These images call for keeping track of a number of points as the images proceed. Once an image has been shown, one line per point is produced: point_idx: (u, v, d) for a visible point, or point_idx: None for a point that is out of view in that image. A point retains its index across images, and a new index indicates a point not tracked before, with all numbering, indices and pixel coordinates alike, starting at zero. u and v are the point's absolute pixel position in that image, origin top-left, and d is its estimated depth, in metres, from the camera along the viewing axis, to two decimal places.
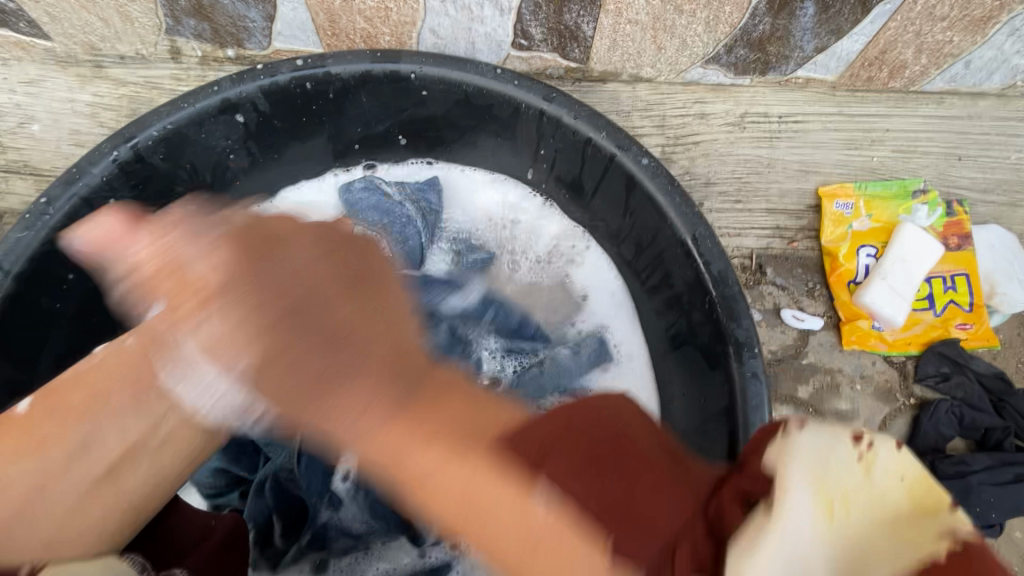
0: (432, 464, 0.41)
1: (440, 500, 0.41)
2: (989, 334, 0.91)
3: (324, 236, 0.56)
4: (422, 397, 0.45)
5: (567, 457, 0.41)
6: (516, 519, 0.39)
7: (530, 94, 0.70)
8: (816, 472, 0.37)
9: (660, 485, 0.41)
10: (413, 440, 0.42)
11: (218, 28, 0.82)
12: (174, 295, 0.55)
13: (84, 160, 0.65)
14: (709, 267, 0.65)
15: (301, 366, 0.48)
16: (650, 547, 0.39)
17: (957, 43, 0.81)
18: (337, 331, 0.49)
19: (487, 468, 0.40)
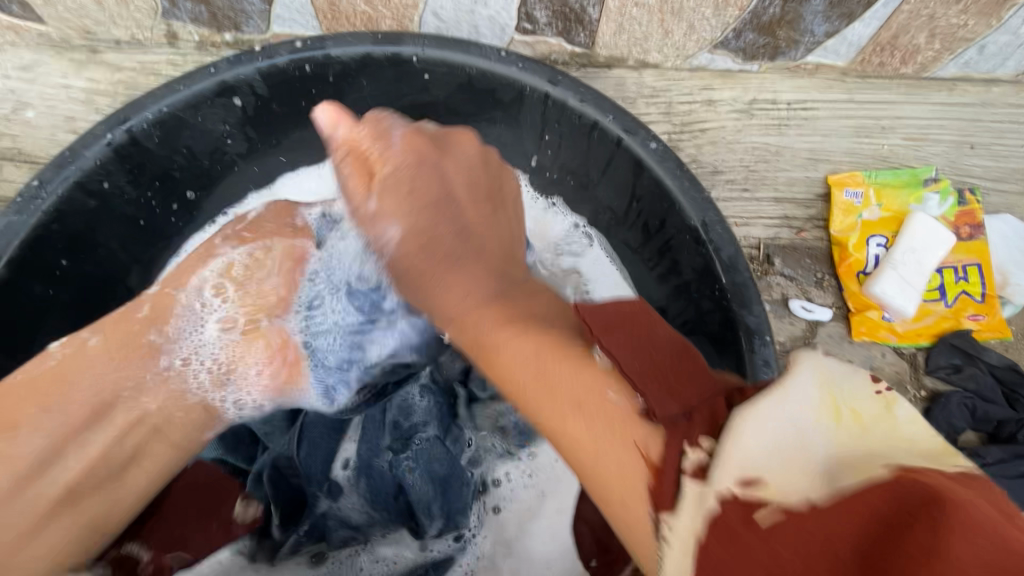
0: (512, 332, 0.47)
1: (522, 349, 0.45)
2: (1002, 325, 0.90)
3: (432, 167, 0.57)
4: (519, 295, 0.52)
5: (625, 343, 0.45)
6: (576, 379, 0.42)
7: (535, 76, 0.69)
8: (835, 386, 0.35)
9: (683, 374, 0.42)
10: (501, 318, 0.49)
11: (215, 11, 0.80)
12: (348, 173, 0.58)
13: (77, 143, 0.63)
14: (720, 253, 0.63)
15: (437, 228, 0.56)
16: (668, 406, 0.39)
17: (972, 27, 0.79)
18: (467, 233, 0.56)
19: (558, 346, 0.45)
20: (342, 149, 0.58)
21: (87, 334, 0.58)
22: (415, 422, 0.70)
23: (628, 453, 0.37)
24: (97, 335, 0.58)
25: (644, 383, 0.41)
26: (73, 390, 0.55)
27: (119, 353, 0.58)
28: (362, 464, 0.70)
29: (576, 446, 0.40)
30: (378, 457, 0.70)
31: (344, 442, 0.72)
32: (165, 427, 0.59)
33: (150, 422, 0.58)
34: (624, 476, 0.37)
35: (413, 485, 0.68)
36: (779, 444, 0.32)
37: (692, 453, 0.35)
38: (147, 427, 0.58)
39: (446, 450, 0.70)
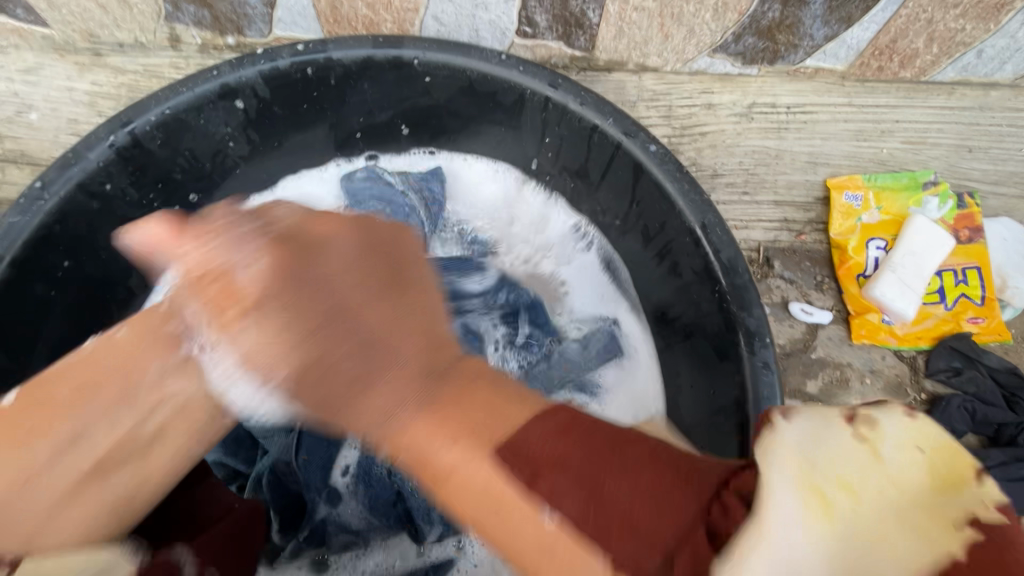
0: (445, 468, 0.38)
1: (459, 496, 0.38)
2: (1001, 328, 0.90)
3: (360, 237, 0.51)
4: (441, 407, 0.40)
5: (576, 456, 0.37)
6: (524, 518, 0.36)
7: (535, 80, 0.69)
8: (813, 458, 0.33)
9: (661, 500, 0.35)
10: (437, 439, 0.39)
11: (218, 14, 0.81)
12: (209, 294, 0.48)
13: (80, 145, 0.63)
14: (719, 255, 0.63)
15: (325, 338, 0.44)
16: (642, 555, 0.34)
17: (970, 31, 0.79)
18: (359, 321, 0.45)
19: (498, 472, 0.37)
20: (192, 274, 0.50)
21: (117, 326, 0.57)
22: None
23: None
24: (125, 327, 0.57)
25: (619, 505, 0.35)
26: (103, 370, 0.54)
27: (145, 342, 0.56)
28: (361, 470, 0.70)
29: None
30: (377, 464, 0.69)
31: (344, 449, 0.70)
32: (188, 407, 0.56)
33: (174, 403, 0.56)
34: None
35: (411, 491, 0.68)
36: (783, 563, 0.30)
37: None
38: (166, 412, 0.55)
39: None
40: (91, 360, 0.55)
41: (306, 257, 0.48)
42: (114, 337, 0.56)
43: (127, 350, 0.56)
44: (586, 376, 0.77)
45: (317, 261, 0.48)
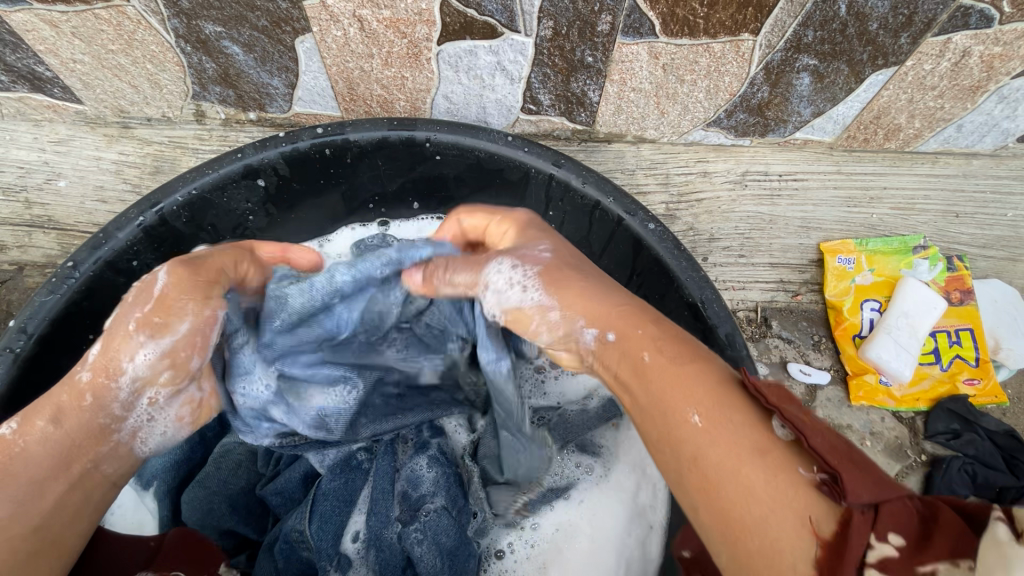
0: (685, 359, 0.43)
1: (683, 389, 0.41)
2: (997, 390, 0.91)
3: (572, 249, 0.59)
4: (680, 338, 0.46)
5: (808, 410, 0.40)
6: (753, 427, 0.38)
7: (539, 159, 0.73)
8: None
9: (865, 463, 0.36)
10: (671, 357, 0.44)
11: (242, 94, 0.87)
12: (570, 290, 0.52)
13: (112, 226, 0.67)
14: (717, 330, 0.65)
15: (572, 272, 0.53)
16: (862, 492, 0.34)
17: (949, 109, 0.84)
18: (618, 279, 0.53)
19: (736, 395, 0.41)
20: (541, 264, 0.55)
21: (41, 419, 0.51)
22: (423, 494, 0.69)
23: (795, 515, 0.35)
24: (56, 421, 0.51)
25: (834, 457, 0.36)
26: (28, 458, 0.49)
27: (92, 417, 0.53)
28: (371, 535, 0.68)
29: (739, 484, 0.36)
30: (387, 528, 0.68)
31: (355, 514, 0.72)
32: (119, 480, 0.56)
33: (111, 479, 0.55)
34: (792, 555, 0.34)
35: (421, 559, 0.65)
36: None
37: (877, 546, 0.32)
38: (109, 485, 0.55)
39: (455, 521, 0.68)
40: (20, 454, 0.49)
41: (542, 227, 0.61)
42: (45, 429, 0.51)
43: (65, 443, 0.51)
44: (586, 439, 0.78)
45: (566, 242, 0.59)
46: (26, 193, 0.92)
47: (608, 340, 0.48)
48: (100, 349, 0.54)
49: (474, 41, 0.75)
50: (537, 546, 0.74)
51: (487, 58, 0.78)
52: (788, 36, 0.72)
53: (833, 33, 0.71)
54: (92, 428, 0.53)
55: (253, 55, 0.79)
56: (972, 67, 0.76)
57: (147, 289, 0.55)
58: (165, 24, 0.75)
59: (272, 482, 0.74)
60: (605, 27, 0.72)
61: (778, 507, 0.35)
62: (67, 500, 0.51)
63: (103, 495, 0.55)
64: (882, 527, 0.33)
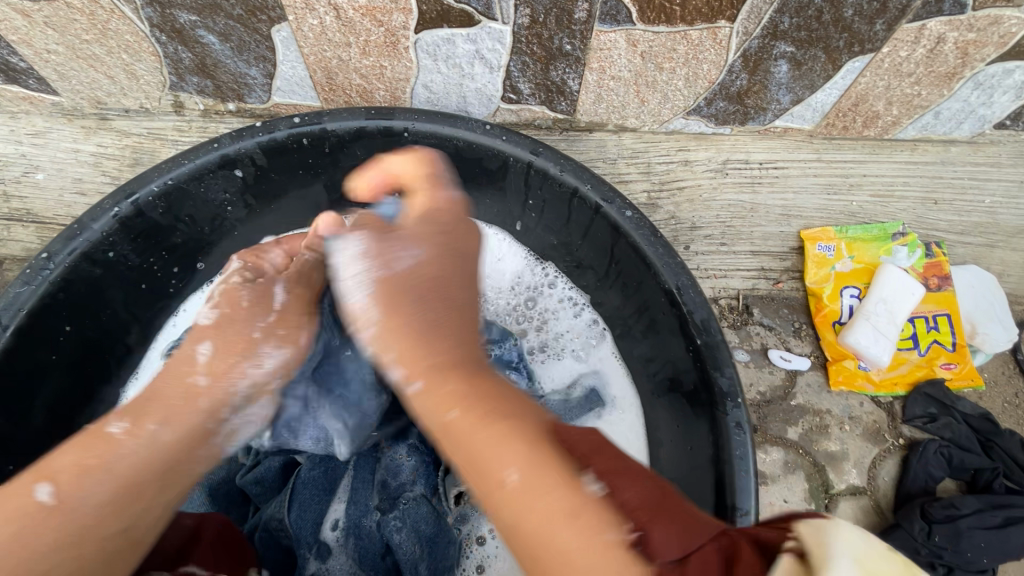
0: (494, 413, 0.41)
1: (502, 455, 0.39)
2: (973, 373, 0.92)
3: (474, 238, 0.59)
4: (499, 384, 0.44)
5: (616, 452, 0.42)
6: (563, 488, 0.37)
7: (517, 148, 0.73)
8: (857, 552, 0.32)
9: (672, 506, 0.39)
10: (478, 413, 0.41)
11: (220, 84, 0.86)
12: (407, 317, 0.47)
13: (86, 216, 0.67)
14: (693, 315, 0.66)
15: (424, 292, 0.49)
16: (669, 546, 0.36)
17: (926, 95, 0.85)
18: (458, 300, 0.50)
19: (546, 451, 0.39)
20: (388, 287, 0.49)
21: (151, 423, 0.49)
22: (403, 482, 0.70)
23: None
24: (166, 424, 0.49)
25: (639, 513, 0.37)
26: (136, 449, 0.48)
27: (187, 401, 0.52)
28: (350, 524, 0.69)
29: (554, 550, 0.35)
30: (366, 517, 0.69)
31: (334, 503, 0.72)
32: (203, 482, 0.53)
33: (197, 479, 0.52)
34: None
35: (399, 546, 0.65)
36: None
37: None
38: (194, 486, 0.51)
39: (433, 509, 0.69)
40: (124, 456, 0.47)
41: (425, 219, 0.57)
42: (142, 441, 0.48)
43: (170, 449, 0.48)
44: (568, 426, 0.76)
45: (443, 243, 0.54)
46: (4, 186, 0.91)
47: (414, 388, 0.43)
48: (215, 351, 0.54)
49: (451, 29, 0.75)
50: None
51: (465, 47, 0.78)
52: (765, 23, 0.72)
53: (809, 19, 0.72)
54: (198, 432, 0.51)
55: (229, 45, 0.78)
56: (947, 53, 0.77)
57: (267, 300, 0.59)
58: (139, 13, 0.74)
59: (252, 471, 0.73)
60: (582, 14, 0.72)
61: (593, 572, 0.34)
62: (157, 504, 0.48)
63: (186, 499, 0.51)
64: None
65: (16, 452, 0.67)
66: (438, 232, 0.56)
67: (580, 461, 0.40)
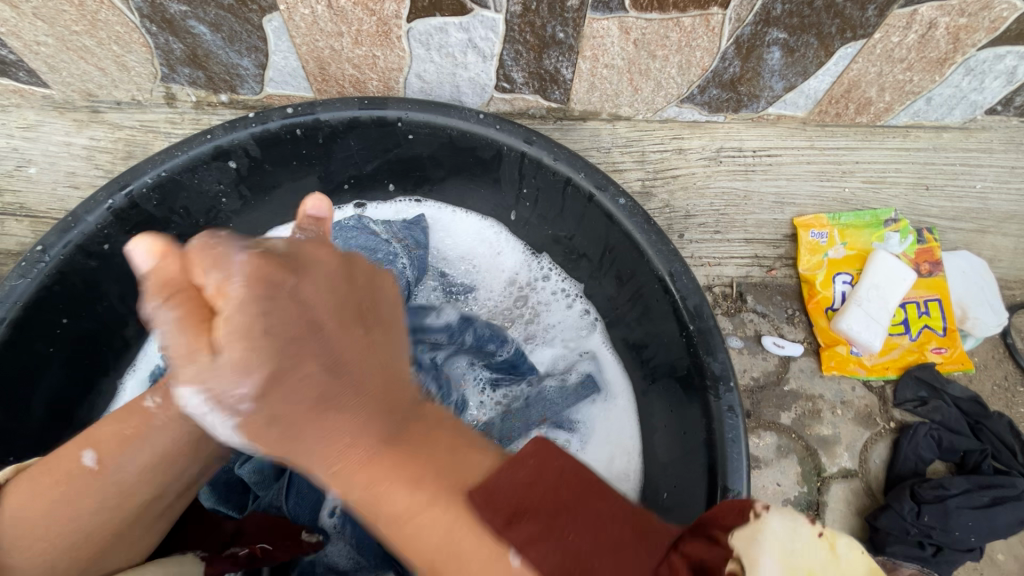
0: (403, 505, 0.37)
1: (431, 544, 0.37)
2: (963, 357, 0.94)
3: (345, 261, 0.46)
4: (407, 459, 0.39)
5: (548, 499, 0.39)
6: (491, 567, 0.36)
7: (511, 137, 0.73)
8: (787, 552, 0.36)
9: (615, 556, 0.37)
10: (390, 486, 0.38)
11: (212, 75, 0.86)
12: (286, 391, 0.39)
13: (80, 209, 0.67)
14: (686, 301, 0.66)
15: (293, 381, 0.39)
16: None
17: (918, 81, 0.85)
18: (336, 367, 0.41)
19: (463, 522, 0.37)
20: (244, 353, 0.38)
21: (176, 396, 0.54)
22: None
23: None
24: None
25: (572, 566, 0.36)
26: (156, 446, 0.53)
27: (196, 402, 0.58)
28: (349, 510, 0.70)
29: None
30: None
31: (331, 491, 0.72)
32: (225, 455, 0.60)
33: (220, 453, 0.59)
34: None
35: None
36: None
37: None
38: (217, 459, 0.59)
39: None
40: (160, 425, 0.53)
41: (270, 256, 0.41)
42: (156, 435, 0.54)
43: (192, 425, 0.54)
44: (564, 414, 0.79)
45: (288, 294, 0.40)
46: None
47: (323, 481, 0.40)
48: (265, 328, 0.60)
49: (444, 18, 0.75)
50: None
51: (458, 35, 0.78)
52: (757, 10, 0.72)
53: (801, 6, 0.72)
54: None
55: (220, 35, 0.78)
56: (938, 39, 0.77)
57: None
58: (129, 4, 0.73)
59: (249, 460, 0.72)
60: (574, 1, 0.72)
61: None
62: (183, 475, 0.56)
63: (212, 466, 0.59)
64: None
65: (17, 444, 0.68)
66: (261, 284, 0.39)
67: (501, 524, 0.37)
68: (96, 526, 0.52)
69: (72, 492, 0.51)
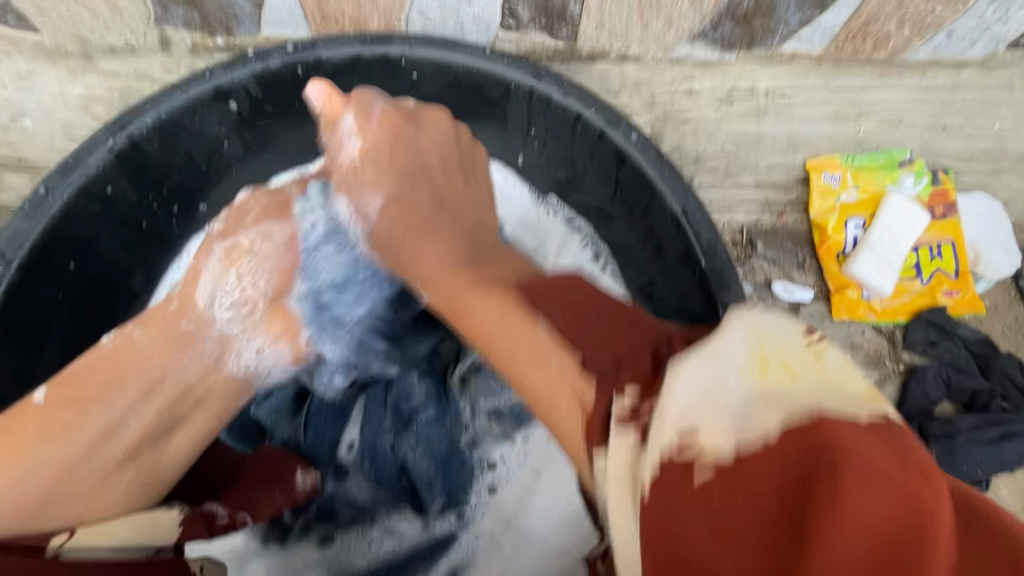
0: (483, 292, 0.53)
1: (500, 331, 0.49)
2: (975, 300, 0.93)
3: (416, 150, 0.68)
4: (484, 262, 0.59)
5: (580, 298, 0.49)
6: (525, 331, 0.47)
7: (519, 72, 0.71)
8: (767, 334, 0.38)
9: (624, 325, 0.48)
10: (463, 286, 0.55)
11: (207, 15, 0.83)
12: (401, 216, 0.65)
13: (81, 149, 0.65)
14: (699, 237, 0.65)
15: (411, 205, 0.65)
16: (600, 359, 0.44)
17: (940, 12, 0.82)
18: (443, 206, 0.66)
19: (518, 302, 0.50)
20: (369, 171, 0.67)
21: (131, 325, 0.62)
22: (414, 406, 0.74)
23: (560, 374, 0.44)
24: (142, 326, 0.62)
25: (590, 342, 0.46)
26: (126, 380, 0.58)
27: (160, 341, 0.61)
28: (366, 446, 0.74)
29: (522, 371, 0.47)
30: (381, 438, 0.74)
31: (348, 427, 0.75)
32: (205, 397, 0.63)
33: (194, 392, 0.62)
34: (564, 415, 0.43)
35: (415, 464, 0.73)
36: (702, 397, 0.35)
37: (617, 400, 0.40)
38: (191, 397, 0.62)
39: (444, 430, 0.75)
40: (124, 354, 0.60)
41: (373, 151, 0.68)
42: (76, 381, 0.58)
43: (150, 344, 0.61)
44: None
45: (408, 138, 0.68)
46: None
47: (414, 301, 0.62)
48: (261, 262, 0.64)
49: None
50: (527, 457, 0.76)
51: None
52: None
53: None
54: (174, 333, 0.62)
55: None
56: None
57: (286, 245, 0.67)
58: None
59: (266, 402, 0.75)
60: None
61: (553, 390, 0.44)
62: (140, 407, 0.58)
63: (185, 407, 0.61)
64: (623, 380, 0.41)
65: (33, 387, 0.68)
66: (391, 135, 0.68)
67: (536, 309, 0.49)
68: (52, 460, 0.54)
69: (49, 430, 0.55)
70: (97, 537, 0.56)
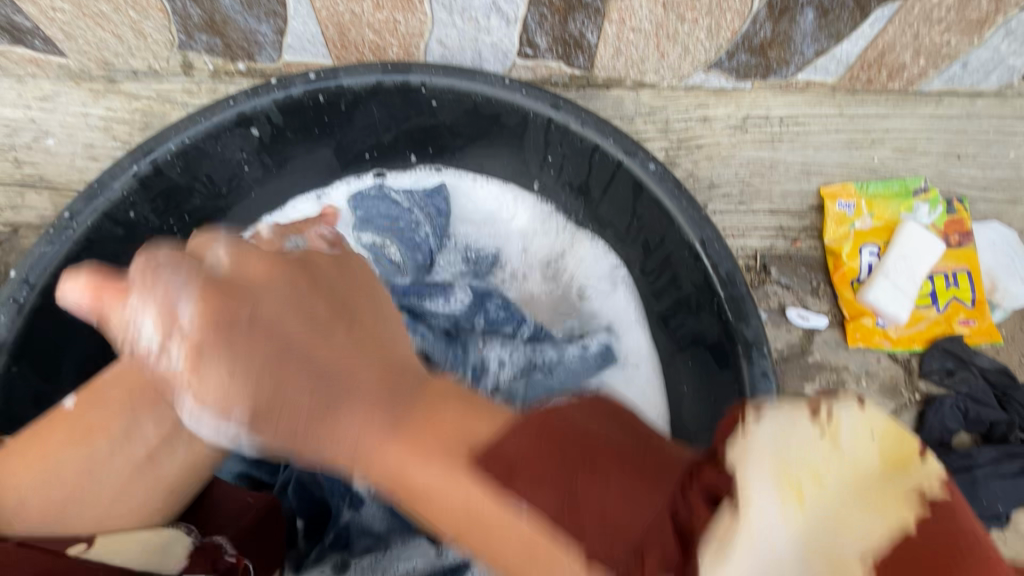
0: (436, 461, 0.38)
1: (478, 530, 0.36)
2: (992, 330, 0.92)
3: (300, 269, 0.49)
4: (420, 433, 0.40)
5: (548, 455, 0.36)
6: (502, 518, 0.35)
7: (537, 102, 0.72)
8: (783, 458, 0.32)
9: (639, 476, 0.35)
10: (412, 455, 0.39)
11: (229, 42, 0.84)
12: (285, 419, 0.42)
13: (105, 175, 0.66)
14: (717, 268, 0.66)
15: (283, 373, 0.43)
16: (613, 549, 0.34)
17: (955, 45, 0.82)
18: (330, 363, 0.43)
19: (472, 474, 0.37)
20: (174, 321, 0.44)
21: None
22: None
23: None
24: None
25: (588, 511, 0.34)
26: (143, 395, 0.56)
27: None
28: None
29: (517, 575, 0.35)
30: None
31: None
32: None
33: None
34: None
35: None
36: (760, 572, 0.29)
37: None
38: None
39: None
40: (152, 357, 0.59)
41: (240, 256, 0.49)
42: (103, 390, 0.57)
43: None
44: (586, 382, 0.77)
45: (244, 320, 0.44)
46: (15, 152, 0.91)
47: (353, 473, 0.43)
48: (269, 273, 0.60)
49: None
50: None
51: None
52: None
53: None
54: None
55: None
56: None
57: None
58: None
59: None
60: None
61: None
62: (159, 412, 0.56)
63: None
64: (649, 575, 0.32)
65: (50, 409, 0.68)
66: (219, 293, 0.45)
67: (506, 477, 0.36)
68: (71, 463, 0.54)
69: (72, 435, 0.55)
70: (111, 552, 0.52)
